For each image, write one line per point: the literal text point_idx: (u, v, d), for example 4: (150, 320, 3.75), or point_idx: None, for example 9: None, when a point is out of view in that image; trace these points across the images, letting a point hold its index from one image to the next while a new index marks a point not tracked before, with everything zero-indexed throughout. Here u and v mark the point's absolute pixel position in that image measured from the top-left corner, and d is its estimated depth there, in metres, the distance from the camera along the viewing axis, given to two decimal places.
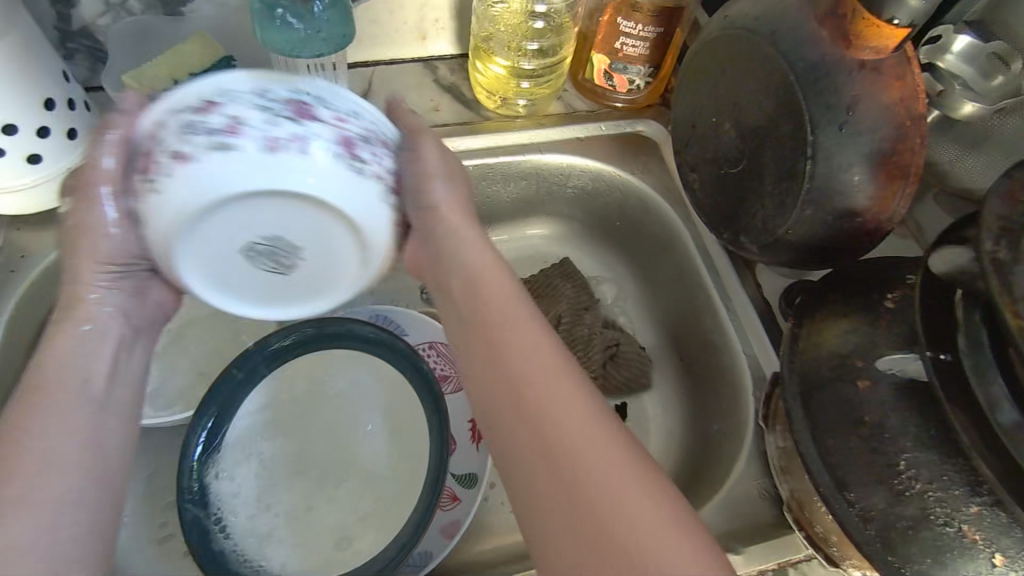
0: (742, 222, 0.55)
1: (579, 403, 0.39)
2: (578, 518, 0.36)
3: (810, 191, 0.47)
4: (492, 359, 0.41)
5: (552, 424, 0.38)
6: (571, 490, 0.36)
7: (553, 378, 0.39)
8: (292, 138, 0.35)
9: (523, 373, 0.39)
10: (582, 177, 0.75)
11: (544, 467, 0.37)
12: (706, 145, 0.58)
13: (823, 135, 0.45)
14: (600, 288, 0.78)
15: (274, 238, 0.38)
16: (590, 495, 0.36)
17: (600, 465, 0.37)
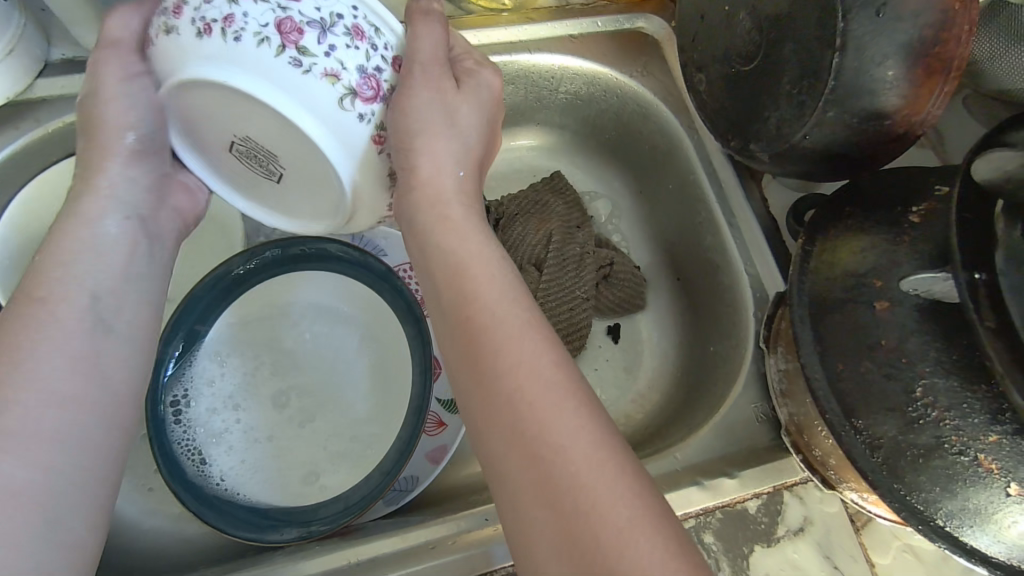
0: (753, 128, 0.49)
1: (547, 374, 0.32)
2: (543, 498, 0.30)
3: (834, 91, 0.41)
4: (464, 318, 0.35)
5: (524, 390, 0.32)
6: (535, 466, 0.30)
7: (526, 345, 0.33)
8: (325, 72, 0.33)
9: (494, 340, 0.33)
10: (574, 81, 0.68)
11: (508, 442, 0.31)
12: (717, 39, 0.52)
13: (857, 22, 0.39)
14: (594, 204, 0.73)
15: (264, 146, 0.36)
16: (554, 472, 0.30)
17: (567, 438, 0.31)
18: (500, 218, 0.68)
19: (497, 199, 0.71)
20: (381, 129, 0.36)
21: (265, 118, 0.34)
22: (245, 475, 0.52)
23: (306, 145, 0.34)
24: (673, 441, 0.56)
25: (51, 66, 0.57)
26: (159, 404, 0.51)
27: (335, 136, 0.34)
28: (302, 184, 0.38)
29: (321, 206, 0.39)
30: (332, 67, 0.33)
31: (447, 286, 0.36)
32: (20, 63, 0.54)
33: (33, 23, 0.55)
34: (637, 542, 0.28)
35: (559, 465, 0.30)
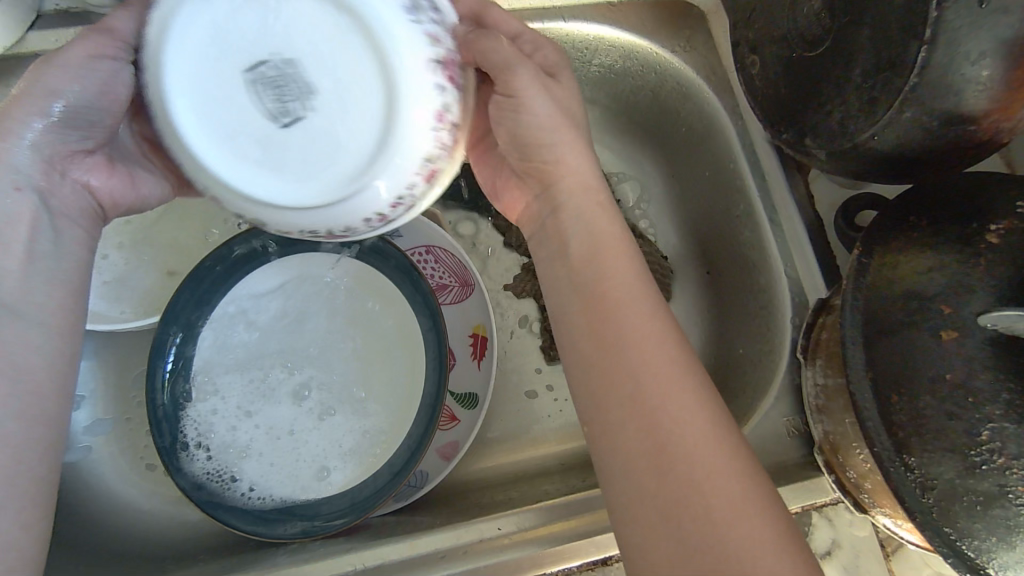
0: (812, 121, 0.45)
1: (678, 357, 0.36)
2: (679, 496, 0.32)
3: (914, 89, 0.36)
4: (608, 300, 0.38)
5: (647, 363, 0.35)
6: (669, 453, 0.33)
7: (646, 324, 0.37)
8: (427, 30, 0.33)
9: (623, 319, 0.37)
10: (609, 53, 0.63)
11: (643, 417, 0.34)
12: (779, 18, 0.46)
13: (951, 12, 0.34)
14: (621, 186, 0.68)
15: (307, 72, 0.32)
16: (681, 466, 0.33)
17: (678, 415, 0.34)
18: None
19: None
20: (448, 110, 0.34)
21: (353, 35, 0.32)
22: (265, 477, 0.50)
23: (381, 64, 0.32)
24: None
25: (43, 18, 0.52)
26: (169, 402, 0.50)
27: (413, 84, 0.33)
28: (327, 128, 0.33)
29: (331, 158, 0.34)
30: (431, 30, 0.33)
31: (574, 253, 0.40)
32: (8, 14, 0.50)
33: None
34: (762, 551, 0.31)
35: (692, 456, 0.33)
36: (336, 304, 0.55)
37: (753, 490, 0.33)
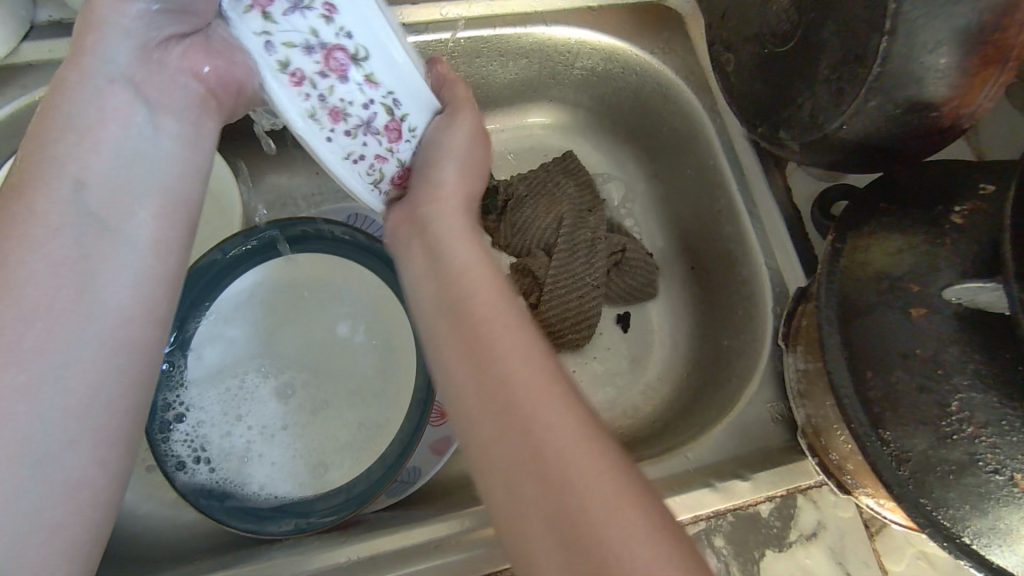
0: (785, 115, 0.46)
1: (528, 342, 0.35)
2: (541, 476, 0.31)
3: (878, 78, 0.38)
4: (463, 295, 0.38)
5: (509, 367, 0.34)
6: (517, 434, 0.32)
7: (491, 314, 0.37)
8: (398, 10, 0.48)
9: (470, 311, 0.37)
10: (591, 56, 0.65)
11: (491, 402, 0.33)
12: (751, 17, 0.48)
13: (910, 3, 0.36)
14: (605, 187, 0.70)
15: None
16: (552, 469, 0.30)
17: (550, 416, 0.32)
18: (510, 198, 0.67)
19: (507, 179, 0.69)
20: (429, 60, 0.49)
21: None
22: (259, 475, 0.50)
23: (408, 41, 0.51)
24: (685, 439, 0.54)
25: (37, 30, 0.54)
26: (160, 392, 0.51)
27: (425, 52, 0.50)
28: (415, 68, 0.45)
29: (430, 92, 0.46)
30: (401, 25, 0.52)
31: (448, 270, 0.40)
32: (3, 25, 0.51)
33: None
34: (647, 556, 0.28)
35: (547, 436, 0.31)
36: (318, 303, 0.57)
37: (635, 493, 0.30)
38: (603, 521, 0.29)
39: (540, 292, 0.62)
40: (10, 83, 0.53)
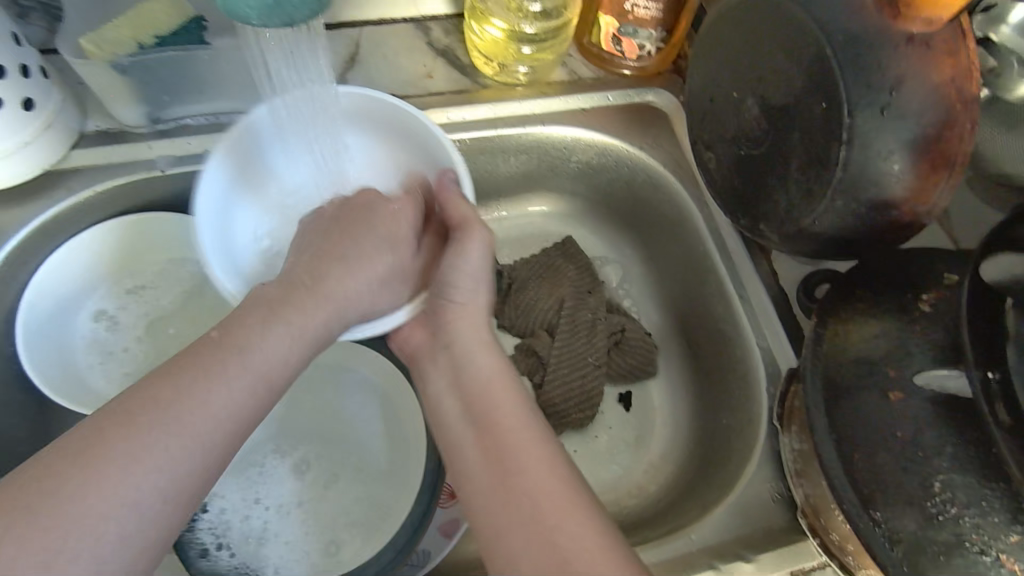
0: (764, 209, 0.50)
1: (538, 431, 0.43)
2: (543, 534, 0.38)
3: (842, 180, 0.42)
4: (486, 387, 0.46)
5: (506, 433, 0.43)
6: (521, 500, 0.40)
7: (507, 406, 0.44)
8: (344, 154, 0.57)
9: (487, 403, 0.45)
10: (586, 152, 0.70)
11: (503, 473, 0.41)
12: (726, 121, 0.53)
13: (862, 118, 0.40)
14: (604, 269, 0.75)
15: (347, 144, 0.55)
16: (534, 512, 0.39)
17: (537, 479, 0.41)
18: (513, 282, 0.70)
19: (510, 264, 0.73)
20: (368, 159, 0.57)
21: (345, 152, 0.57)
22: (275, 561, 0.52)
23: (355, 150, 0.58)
24: (688, 519, 0.55)
25: (85, 138, 0.59)
26: None
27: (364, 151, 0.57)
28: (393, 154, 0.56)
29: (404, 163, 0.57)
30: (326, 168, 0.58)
31: (454, 358, 0.48)
32: (55, 136, 0.56)
33: (68, 99, 0.57)
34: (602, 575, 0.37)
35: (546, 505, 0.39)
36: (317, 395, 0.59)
37: (596, 539, 0.39)
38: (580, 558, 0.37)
39: (545, 373, 0.65)
40: (55, 188, 0.58)
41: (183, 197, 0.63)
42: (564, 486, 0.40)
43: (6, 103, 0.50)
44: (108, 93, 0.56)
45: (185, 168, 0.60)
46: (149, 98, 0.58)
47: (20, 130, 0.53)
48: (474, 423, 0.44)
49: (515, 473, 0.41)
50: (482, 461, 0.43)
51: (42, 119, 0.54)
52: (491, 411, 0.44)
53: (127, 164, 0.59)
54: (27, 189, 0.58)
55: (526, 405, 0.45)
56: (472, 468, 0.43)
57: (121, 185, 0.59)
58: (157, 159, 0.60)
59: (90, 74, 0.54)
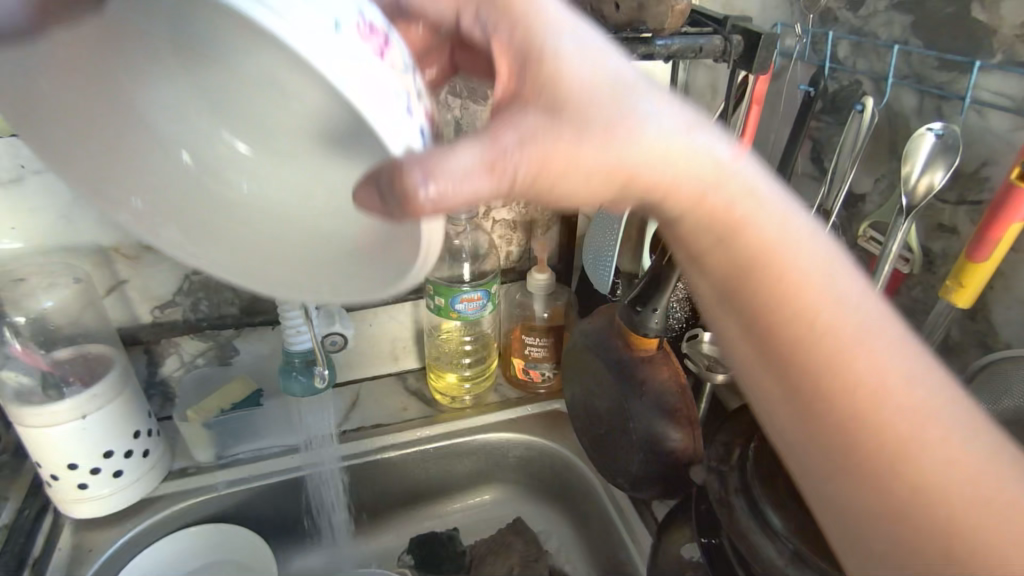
0: (615, 469, 0.76)
1: (925, 397, 0.37)
2: (929, 551, 0.36)
3: (640, 440, 0.70)
4: (806, 442, 0.39)
5: (828, 331, 0.38)
6: (910, 515, 0.36)
7: (867, 501, 0.37)
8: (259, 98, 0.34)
9: (800, 447, 0.39)
10: (518, 448, 0.97)
11: (842, 478, 0.38)
12: (580, 416, 0.82)
13: (633, 403, 0.71)
14: (547, 541, 0.95)
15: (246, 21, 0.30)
16: (885, 448, 0.36)
17: (880, 382, 0.37)
18: (473, 557, 0.91)
19: (472, 543, 0.94)
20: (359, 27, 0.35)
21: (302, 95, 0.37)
22: None
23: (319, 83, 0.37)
24: None
25: (171, 474, 0.86)
26: None
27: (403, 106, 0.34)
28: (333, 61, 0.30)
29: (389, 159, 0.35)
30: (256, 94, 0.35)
31: (721, 261, 0.40)
32: (153, 473, 0.82)
33: (167, 449, 0.86)
34: (947, 482, 0.36)
35: (937, 504, 0.36)
36: None
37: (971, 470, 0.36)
38: (917, 444, 0.36)
39: None
40: (144, 509, 0.82)
41: (225, 512, 0.87)
42: (876, 350, 0.37)
43: (133, 453, 0.79)
44: (195, 442, 0.86)
45: (236, 488, 0.86)
46: (220, 443, 0.87)
47: (137, 470, 0.80)
48: (764, 351, 0.39)
49: (862, 386, 0.37)
50: (818, 388, 0.37)
51: (149, 462, 0.82)
52: (791, 296, 0.38)
53: (194, 489, 0.85)
54: (124, 513, 0.82)
55: (805, 265, 0.39)
56: (806, 393, 0.38)
57: (186, 507, 0.84)
58: (216, 483, 0.86)
59: (187, 431, 0.85)
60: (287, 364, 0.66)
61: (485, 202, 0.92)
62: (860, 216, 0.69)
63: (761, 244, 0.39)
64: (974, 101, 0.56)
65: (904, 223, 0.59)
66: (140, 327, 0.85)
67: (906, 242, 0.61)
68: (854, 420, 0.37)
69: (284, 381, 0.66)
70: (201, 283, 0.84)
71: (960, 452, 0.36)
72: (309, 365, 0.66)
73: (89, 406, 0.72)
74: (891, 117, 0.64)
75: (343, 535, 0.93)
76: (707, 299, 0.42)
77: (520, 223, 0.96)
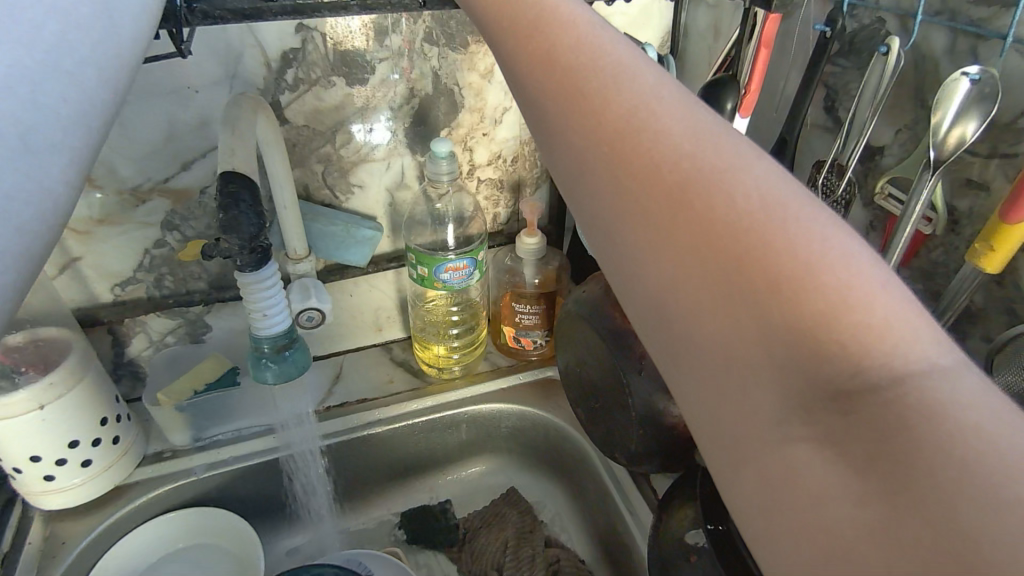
0: (613, 444, 0.72)
1: (762, 173, 0.28)
2: (801, 347, 0.24)
3: (640, 417, 0.66)
4: (619, 203, 0.30)
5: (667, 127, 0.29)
6: (757, 300, 0.24)
7: (712, 305, 0.26)
8: None
9: (608, 219, 0.30)
10: (510, 417, 0.94)
11: (663, 240, 0.28)
12: (577, 388, 0.78)
13: (632, 378, 0.66)
14: (542, 511, 0.93)
15: None
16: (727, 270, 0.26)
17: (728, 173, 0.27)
18: (467, 531, 0.89)
19: (465, 515, 0.93)
20: None
21: None
22: None
23: None
24: None
25: (146, 458, 0.82)
26: None
27: None
28: None
29: None
30: None
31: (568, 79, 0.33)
32: (127, 460, 0.78)
33: (140, 434, 0.82)
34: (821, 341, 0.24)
35: (780, 261, 0.24)
36: None
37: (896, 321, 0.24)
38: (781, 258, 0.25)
39: None
40: (118, 497, 0.79)
41: (207, 495, 0.83)
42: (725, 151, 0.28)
43: (102, 441, 0.74)
44: (169, 426, 0.81)
45: (215, 471, 0.82)
46: (196, 426, 0.83)
47: (108, 458, 0.76)
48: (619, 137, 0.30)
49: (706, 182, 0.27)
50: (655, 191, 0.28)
51: (120, 449, 0.77)
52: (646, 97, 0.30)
53: (172, 473, 0.81)
54: (98, 501, 0.78)
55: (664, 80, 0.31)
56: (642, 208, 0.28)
57: (165, 492, 0.80)
58: (194, 467, 0.82)
59: (159, 415, 0.80)
60: (256, 349, 0.60)
61: (468, 161, 0.85)
62: (877, 171, 0.63)
63: (594, 50, 0.34)
64: (1015, 40, 0.50)
65: (930, 179, 0.53)
66: (100, 307, 0.79)
67: (930, 200, 0.56)
68: (668, 168, 0.28)
69: (253, 367, 0.60)
70: (162, 258, 0.78)
71: (814, 223, 0.26)
72: (280, 350, 0.60)
73: (46, 397, 0.67)
74: (918, 59, 0.57)
75: (331, 513, 0.90)
76: (538, 96, 0.35)
77: (506, 183, 0.90)
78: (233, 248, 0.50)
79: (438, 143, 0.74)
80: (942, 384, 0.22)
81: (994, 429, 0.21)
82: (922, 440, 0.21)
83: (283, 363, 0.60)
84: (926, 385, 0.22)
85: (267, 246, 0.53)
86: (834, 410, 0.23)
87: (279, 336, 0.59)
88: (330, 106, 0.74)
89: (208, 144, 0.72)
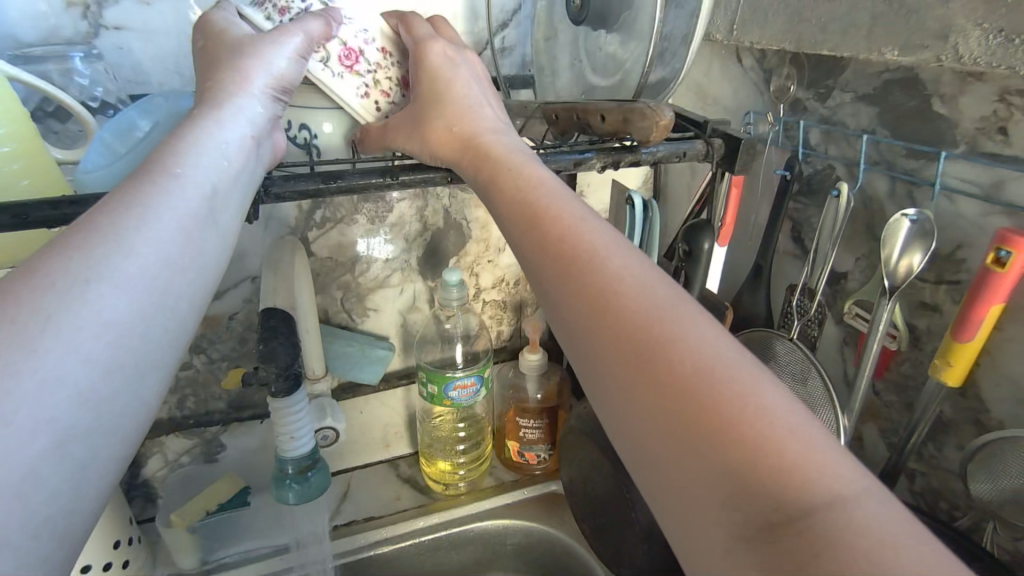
0: (620, 560, 0.73)
1: (709, 336, 0.34)
2: (745, 482, 0.28)
3: (645, 531, 0.68)
4: (598, 358, 0.36)
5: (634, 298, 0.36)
6: (708, 443, 0.30)
7: (673, 450, 0.31)
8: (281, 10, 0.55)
9: (591, 369, 0.36)
10: (515, 534, 0.94)
11: (631, 389, 0.34)
12: (581, 502, 0.80)
13: (635, 491, 0.69)
14: None
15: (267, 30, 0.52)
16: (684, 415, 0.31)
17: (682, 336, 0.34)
18: None
19: None
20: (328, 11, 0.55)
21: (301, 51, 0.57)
22: None
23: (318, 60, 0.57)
24: None
25: None
26: None
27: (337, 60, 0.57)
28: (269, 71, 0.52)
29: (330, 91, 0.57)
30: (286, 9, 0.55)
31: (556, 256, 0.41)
32: None
33: (148, 558, 0.82)
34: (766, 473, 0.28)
35: (726, 407, 0.30)
36: None
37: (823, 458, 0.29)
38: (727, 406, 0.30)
39: None
40: None
41: None
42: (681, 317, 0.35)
43: (113, 567, 0.75)
44: (177, 549, 0.81)
45: None
46: (205, 548, 0.83)
47: None
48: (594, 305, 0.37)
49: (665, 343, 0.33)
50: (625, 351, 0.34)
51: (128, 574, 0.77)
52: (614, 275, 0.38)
53: None
54: None
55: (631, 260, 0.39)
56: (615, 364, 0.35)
57: None
58: None
59: (170, 537, 0.80)
60: (281, 470, 0.64)
61: (474, 285, 0.93)
62: (844, 294, 0.70)
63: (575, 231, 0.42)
64: (942, 188, 0.59)
65: (888, 304, 0.60)
66: None
67: (891, 320, 0.63)
68: (629, 335, 0.35)
69: (276, 487, 0.64)
70: (187, 379, 0.83)
71: (752, 376, 0.31)
72: (304, 471, 0.64)
73: None
74: (865, 200, 0.66)
75: None
76: (533, 267, 0.43)
77: (509, 304, 0.97)
78: (270, 375, 0.56)
79: (449, 272, 0.82)
80: (858, 514, 0.27)
81: (905, 551, 0.25)
82: (841, 564, 0.25)
83: (306, 484, 0.64)
84: (845, 515, 0.27)
85: (302, 374, 0.59)
86: (774, 538, 0.27)
87: (303, 457, 0.63)
88: (351, 241, 0.83)
89: (241, 275, 0.80)
